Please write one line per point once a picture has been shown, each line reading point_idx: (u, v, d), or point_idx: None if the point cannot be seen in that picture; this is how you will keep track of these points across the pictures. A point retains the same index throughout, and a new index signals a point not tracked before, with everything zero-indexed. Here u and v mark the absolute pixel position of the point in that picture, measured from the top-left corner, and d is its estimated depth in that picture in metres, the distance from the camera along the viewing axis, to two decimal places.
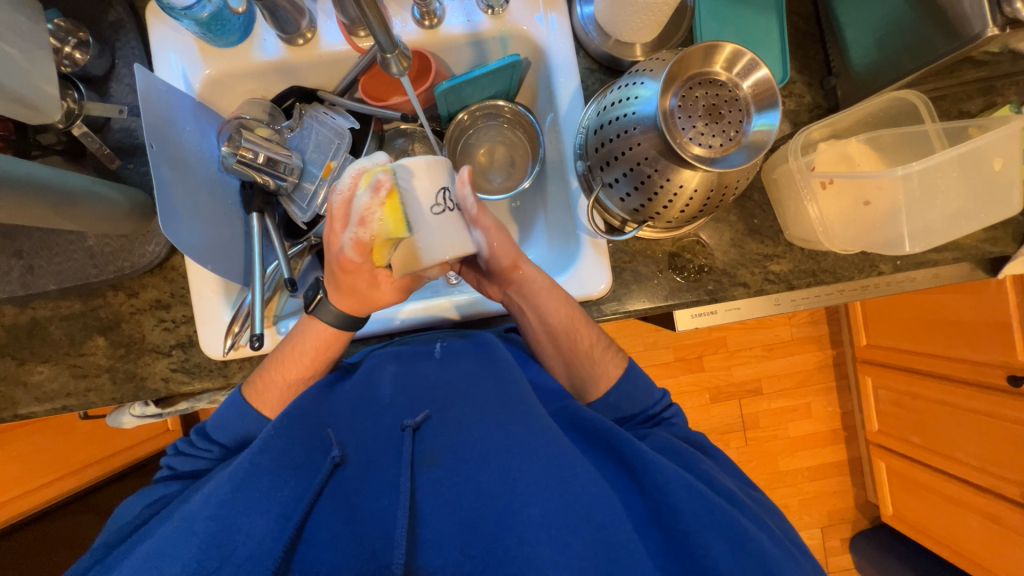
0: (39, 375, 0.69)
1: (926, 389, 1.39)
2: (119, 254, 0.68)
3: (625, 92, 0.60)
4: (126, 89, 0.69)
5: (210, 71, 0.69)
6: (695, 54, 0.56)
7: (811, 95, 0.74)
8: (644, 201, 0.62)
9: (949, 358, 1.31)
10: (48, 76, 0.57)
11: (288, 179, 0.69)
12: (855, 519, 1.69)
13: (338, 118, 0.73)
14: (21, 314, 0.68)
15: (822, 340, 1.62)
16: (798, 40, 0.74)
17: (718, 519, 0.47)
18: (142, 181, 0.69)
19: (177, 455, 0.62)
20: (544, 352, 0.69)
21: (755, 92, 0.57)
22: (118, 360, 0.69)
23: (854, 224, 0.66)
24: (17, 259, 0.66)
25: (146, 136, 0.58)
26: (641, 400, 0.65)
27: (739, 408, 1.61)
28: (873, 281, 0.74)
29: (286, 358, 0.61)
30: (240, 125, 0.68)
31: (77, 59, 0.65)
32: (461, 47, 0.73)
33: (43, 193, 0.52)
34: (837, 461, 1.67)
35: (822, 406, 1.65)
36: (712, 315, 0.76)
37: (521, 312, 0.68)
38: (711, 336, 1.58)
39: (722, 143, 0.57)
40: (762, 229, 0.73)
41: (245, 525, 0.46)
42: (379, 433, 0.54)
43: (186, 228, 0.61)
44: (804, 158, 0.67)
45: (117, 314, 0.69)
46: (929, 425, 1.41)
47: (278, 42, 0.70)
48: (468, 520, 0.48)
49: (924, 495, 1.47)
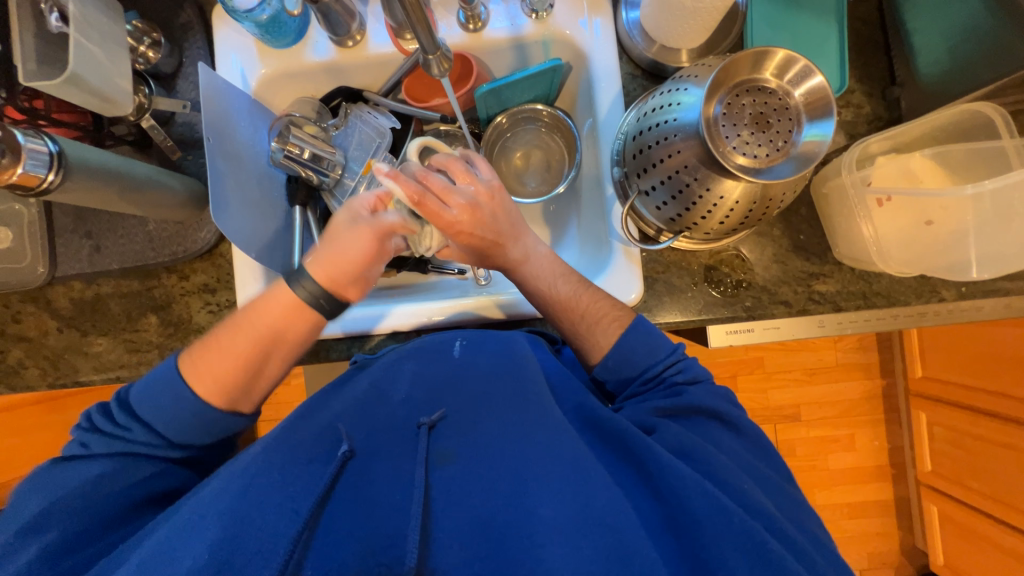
0: (98, 347, 0.75)
1: (988, 430, 1.27)
2: (175, 238, 0.73)
3: (667, 98, 0.59)
4: (190, 86, 0.74)
5: (265, 70, 0.73)
6: (744, 60, 0.54)
7: (871, 106, 0.69)
8: (681, 210, 0.60)
9: (1015, 397, 1.19)
10: (124, 73, 0.62)
11: (331, 174, 0.73)
12: (898, 564, 1.57)
13: (380, 118, 0.76)
14: (87, 289, 0.74)
15: (871, 368, 1.52)
16: (860, 47, 0.70)
17: (737, 531, 0.44)
18: (199, 172, 0.74)
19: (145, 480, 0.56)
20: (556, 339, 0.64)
21: (808, 101, 0.54)
22: (166, 338, 0.74)
23: (913, 245, 0.61)
24: (87, 239, 0.73)
25: (205, 130, 0.62)
26: (642, 360, 0.59)
27: (774, 433, 1.52)
28: (933, 308, 0.68)
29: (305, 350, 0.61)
30: (289, 122, 0.71)
31: (151, 58, 0.70)
32: (504, 51, 0.74)
33: (109, 179, 0.57)
34: (881, 500, 1.55)
35: (867, 439, 1.54)
36: (748, 334, 0.69)
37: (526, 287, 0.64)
38: (747, 356, 1.51)
39: (768, 153, 0.54)
40: (808, 246, 0.69)
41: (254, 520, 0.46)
42: (392, 423, 0.55)
43: (234, 218, 0.65)
44: (859, 172, 0.63)
45: (169, 295, 0.74)
46: (991, 469, 1.28)
47: (329, 44, 0.73)
48: (480, 520, 0.47)
49: (980, 546, 1.35)
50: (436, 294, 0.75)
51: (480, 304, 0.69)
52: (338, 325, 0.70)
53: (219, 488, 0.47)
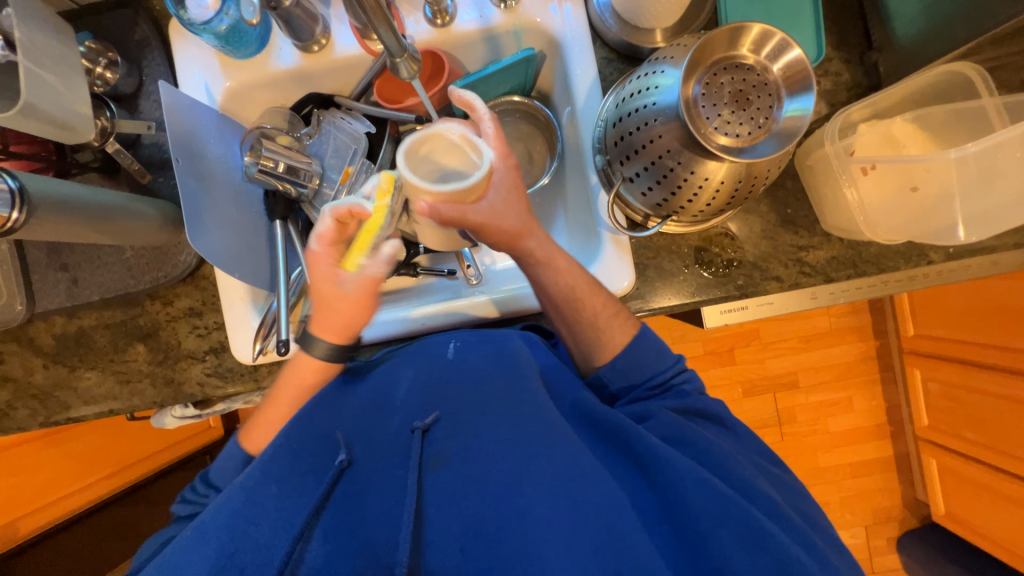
0: (87, 380, 0.73)
1: (980, 381, 1.30)
2: (155, 264, 0.71)
3: (645, 82, 0.58)
4: (154, 105, 0.72)
5: (230, 83, 0.71)
6: (720, 37, 0.53)
7: (850, 73, 0.69)
8: (668, 195, 0.60)
9: (1005, 348, 1.21)
10: (81, 97, 0.59)
11: (308, 185, 0.71)
12: (901, 517, 1.61)
13: (354, 123, 0.74)
14: (69, 323, 0.73)
15: (864, 331, 1.54)
16: (835, 13, 0.69)
17: (734, 519, 0.44)
18: (172, 193, 0.72)
19: (185, 503, 0.59)
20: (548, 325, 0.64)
21: (787, 75, 0.53)
22: (157, 366, 0.73)
23: (898, 212, 0.61)
24: (63, 272, 0.71)
25: (172, 150, 0.60)
26: (652, 366, 0.60)
27: (775, 402, 1.55)
28: (921, 271, 0.69)
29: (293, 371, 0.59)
30: (261, 135, 0.69)
31: (108, 78, 0.68)
32: (475, 44, 0.72)
33: (79, 211, 0.55)
34: (881, 457, 1.59)
35: (865, 400, 1.57)
36: (743, 311, 0.70)
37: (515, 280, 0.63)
38: (743, 328, 1.52)
39: (750, 131, 0.53)
40: (796, 219, 0.69)
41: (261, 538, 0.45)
42: (390, 434, 0.54)
43: (213, 238, 0.63)
44: (842, 142, 0.63)
45: (154, 322, 0.73)
46: (985, 420, 1.31)
47: (294, 50, 0.70)
48: (474, 522, 0.47)
49: (978, 493, 1.39)
50: (428, 298, 0.73)
51: (490, 302, 0.68)
52: (382, 330, 0.68)
53: (221, 504, 0.47)
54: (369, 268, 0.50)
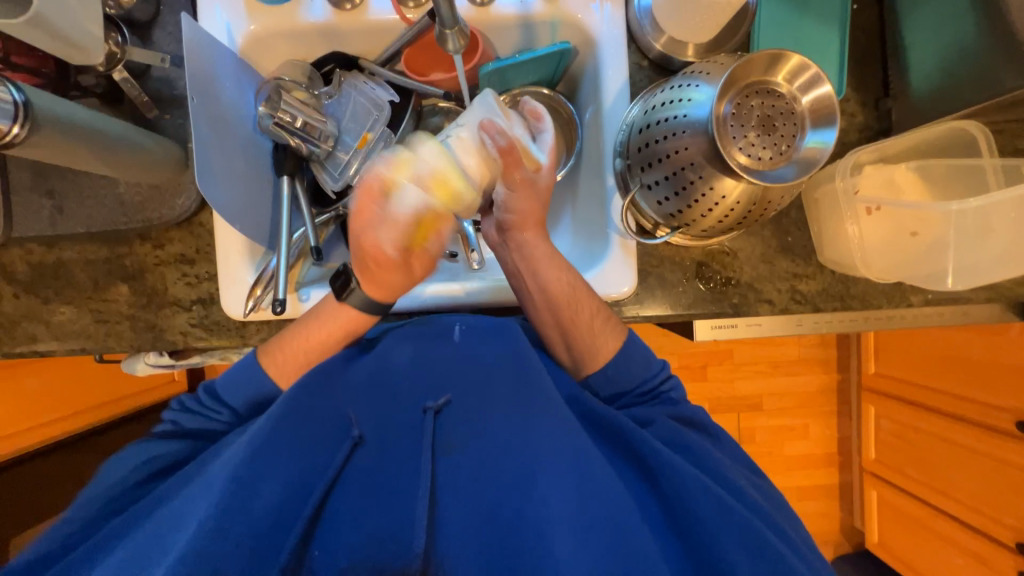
0: (61, 315, 0.70)
1: (930, 423, 1.39)
2: (149, 204, 0.68)
3: (677, 94, 0.59)
4: (169, 38, 0.68)
5: (254, 27, 0.68)
6: (758, 62, 0.54)
7: (864, 116, 0.72)
8: (683, 207, 0.61)
9: (958, 396, 1.30)
10: (95, 16, 0.56)
11: (322, 145, 0.69)
12: (837, 542, 1.71)
13: (377, 89, 0.72)
14: (48, 253, 0.69)
15: (829, 364, 1.61)
16: (858, 56, 0.72)
17: (736, 526, 0.46)
18: (177, 133, 0.69)
19: (182, 411, 0.60)
20: (543, 324, 0.65)
21: (813, 108, 0.55)
22: (139, 310, 0.70)
23: (894, 253, 0.65)
24: (48, 198, 0.67)
25: (188, 88, 0.58)
26: (639, 372, 0.62)
27: (738, 421, 1.61)
28: (901, 313, 0.72)
29: (305, 326, 0.60)
30: (278, 85, 0.68)
31: (123, 2, 0.64)
32: (510, 29, 0.71)
33: (83, 135, 0.52)
34: (827, 484, 1.68)
35: (821, 429, 1.65)
36: (733, 330, 0.76)
37: (519, 269, 0.64)
38: (718, 347, 1.57)
39: (772, 156, 0.55)
40: (795, 248, 0.71)
41: (260, 498, 0.46)
42: (398, 412, 0.55)
43: (220, 185, 0.61)
44: (851, 179, 0.66)
45: (142, 264, 0.70)
46: (928, 460, 1.41)
47: (325, 4, 0.68)
48: (485, 509, 0.49)
49: (910, 525, 1.49)
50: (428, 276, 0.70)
51: (495, 288, 0.67)
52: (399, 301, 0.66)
53: (227, 463, 0.48)
54: (432, 249, 0.57)
